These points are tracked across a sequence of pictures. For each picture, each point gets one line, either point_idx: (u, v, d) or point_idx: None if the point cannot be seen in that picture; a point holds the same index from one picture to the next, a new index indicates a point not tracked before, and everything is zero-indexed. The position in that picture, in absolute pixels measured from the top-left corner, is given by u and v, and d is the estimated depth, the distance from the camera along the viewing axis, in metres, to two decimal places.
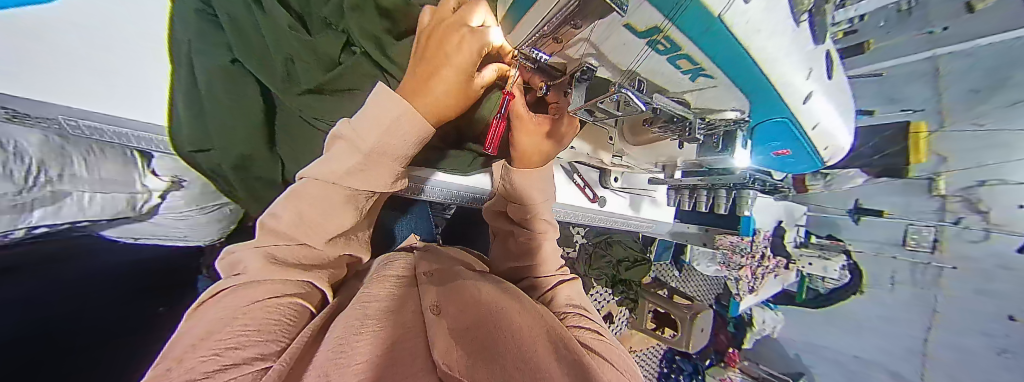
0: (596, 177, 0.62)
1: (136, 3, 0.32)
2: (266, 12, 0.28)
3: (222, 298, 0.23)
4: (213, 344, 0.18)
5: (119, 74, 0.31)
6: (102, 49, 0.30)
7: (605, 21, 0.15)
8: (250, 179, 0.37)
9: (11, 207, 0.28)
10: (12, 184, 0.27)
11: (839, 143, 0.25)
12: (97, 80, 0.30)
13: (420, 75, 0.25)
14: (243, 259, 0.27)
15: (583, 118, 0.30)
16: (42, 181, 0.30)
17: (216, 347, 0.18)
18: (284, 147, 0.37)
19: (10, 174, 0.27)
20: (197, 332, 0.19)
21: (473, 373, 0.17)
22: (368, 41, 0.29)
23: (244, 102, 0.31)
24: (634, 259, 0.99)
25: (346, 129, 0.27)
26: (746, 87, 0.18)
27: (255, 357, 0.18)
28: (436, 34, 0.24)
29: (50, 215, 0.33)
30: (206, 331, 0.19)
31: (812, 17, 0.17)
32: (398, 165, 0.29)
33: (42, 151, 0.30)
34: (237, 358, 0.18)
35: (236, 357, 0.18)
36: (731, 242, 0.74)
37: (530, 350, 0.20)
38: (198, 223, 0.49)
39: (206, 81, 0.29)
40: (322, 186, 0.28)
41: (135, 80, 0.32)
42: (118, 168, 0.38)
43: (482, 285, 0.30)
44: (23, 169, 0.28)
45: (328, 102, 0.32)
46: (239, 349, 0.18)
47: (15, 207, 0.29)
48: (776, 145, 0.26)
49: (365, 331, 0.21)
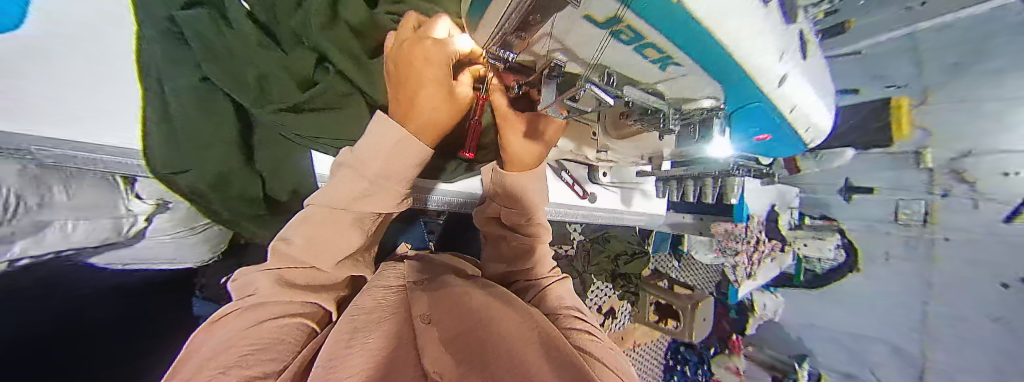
0: (586, 174, 0.62)
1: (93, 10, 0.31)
2: (237, 30, 0.29)
3: (230, 321, 0.23)
4: (219, 362, 0.17)
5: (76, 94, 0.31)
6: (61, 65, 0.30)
7: (564, 13, 0.14)
8: (232, 200, 0.36)
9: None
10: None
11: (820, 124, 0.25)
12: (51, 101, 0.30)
13: (405, 97, 0.26)
14: (253, 281, 0.26)
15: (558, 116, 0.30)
16: (22, 209, 0.29)
17: (223, 365, 0.17)
18: (263, 162, 0.37)
19: None
20: (204, 352, 0.19)
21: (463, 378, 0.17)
22: (340, 56, 0.31)
23: (217, 120, 0.31)
24: (632, 253, 1.04)
25: (352, 156, 0.27)
26: (719, 75, 0.17)
27: (257, 375, 0.17)
28: (404, 56, 0.25)
29: (33, 244, 0.32)
30: (212, 351, 0.19)
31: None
32: (403, 187, 0.29)
33: (19, 182, 0.29)
34: (241, 375, 0.17)
35: (242, 374, 0.17)
36: (726, 229, 0.75)
37: (519, 353, 0.19)
38: (186, 244, 0.47)
39: (176, 100, 0.28)
40: (330, 211, 0.27)
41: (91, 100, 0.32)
42: (98, 193, 0.36)
43: (475, 291, 0.30)
44: (2, 202, 0.27)
45: (307, 119, 0.32)
46: (244, 368, 0.18)
47: (0, 236, 0.28)
48: (754, 130, 0.26)
49: (357, 342, 0.20)
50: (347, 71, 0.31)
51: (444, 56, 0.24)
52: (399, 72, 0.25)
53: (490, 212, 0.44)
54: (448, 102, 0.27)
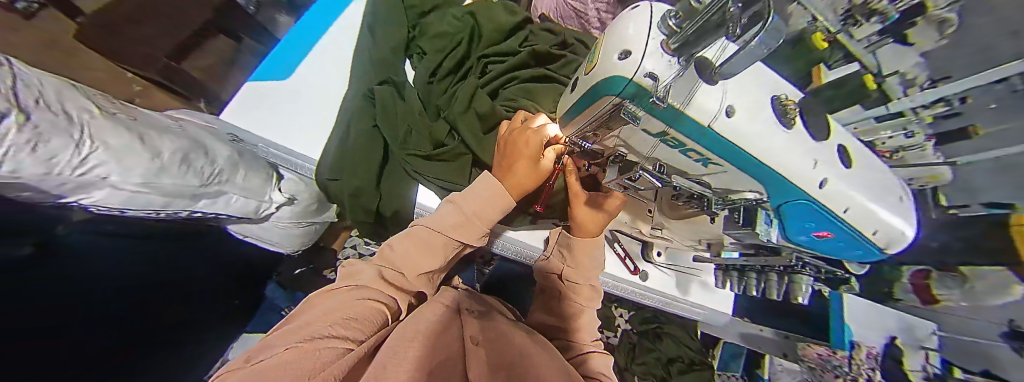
0: (640, 250, 0.61)
1: (325, 89, 0.65)
2: (408, 103, 0.45)
3: (344, 291, 0.30)
4: (326, 321, 0.25)
5: (300, 123, 0.61)
6: (300, 109, 0.62)
7: (628, 126, 0.22)
8: (356, 209, 0.46)
9: (190, 195, 0.46)
10: (195, 179, 0.45)
11: (895, 230, 0.24)
12: (290, 123, 0.61)
13: (503, 160, 0.36)
14: (360, 270, 0.34)
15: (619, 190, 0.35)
16: (214, 182, 0.49)
17: (325, 325, 0.24)
18: (385, 188, 0.46)
19: (198, 172, 0.46)
20: (325, 307, 0.27)
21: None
22: (465, 128, 0.42)
23: (370, 151, 0.45)
24: (691, 360, 0.85)
25: (456, 199, 0.37)
26: (760, 177, 0.22)
27: (347, 336, 0.24)
28: (512, 135, 0.36)
29: (208, 205, 0.51)
30: (327, 311, 0.26)
31: (803, 118, 0.21)
32: (484, 227, 0.36)
33: (225, 164, 0.51)
34: (338, 333, 0.24)
35: (335, 334, 0.23)
36: (818, 355, 0.62)
37: None
38: (291, 232, 0.69)
39: (357, 136, 0.45)
40: (428, 233, 0.35)
41: (306, 126, 0.62)
42: (260, 183, 0.57)
43: (517, 334, 0.31)
44: (208, 172, 0.47)
45: (428, 164, 0.43)
46: (336, 330, 0.24)
47: (192, 195, 0.47)
48: (807, 228, 0.26)
49: (418, 343, 0.24)
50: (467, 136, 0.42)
51: (540, 140, 0.33)
52: (506, 146, 0.36)
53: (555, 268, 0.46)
54: (535, 171, 0.35)
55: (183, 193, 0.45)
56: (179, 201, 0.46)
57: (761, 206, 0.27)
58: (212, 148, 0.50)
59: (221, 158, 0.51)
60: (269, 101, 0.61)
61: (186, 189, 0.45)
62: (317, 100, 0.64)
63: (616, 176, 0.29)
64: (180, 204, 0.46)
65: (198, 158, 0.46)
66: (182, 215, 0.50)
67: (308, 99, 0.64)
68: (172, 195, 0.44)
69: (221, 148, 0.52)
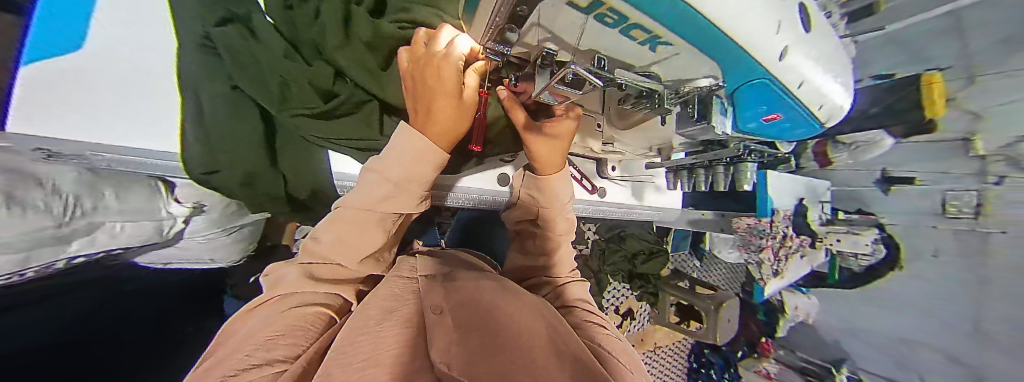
0: (595, 168, 0.61)
1: (139, 34, 0.39)
2: (264, 42, 0.32)
3: (268, 306, 0.25)
4: (247, 346, 0.19)
5: (132, 103, 0.38)
6: (120, 82, 0.38)
7: (548, 2, 0.16)
8: (258, 196, 0.38)
9: (53, 239, 0.31)
10: (51, 219, 0.30)
11: (824, 94, 0.23)
12: (109, 106, 0.37)
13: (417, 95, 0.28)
14: (285, 275, 0.28)
15: (553, 101, 0.31)
16: (79, 215, 0.33)
17: (248, 349, 0.18)
18: (287, 164, 0.39)
19: (49, 209, 0.29)
20: (242, 334, 0.21)
21: (471, 364, 0.16)
22: (355, 69, 0.33)
23: (244, 123, 0.34)
24: (651, 251, 0.99)
25: (377, 165, 0.30)
26: (713, 51, 0.18)
27: (278, 359, 0.18)
28: (416, 60, 0.27)
29: (86, 245, 0.36)
30: (245, 336, 0.20)
31: None
32: (422, 189, 0.31)
33: (74, 186, 0.33)
34: (263, 359, 0.18)
35: (262, 357, 0.18)
36: (748, 225, 0.73)
37: (530, 353, 0.18)
38: (217, 244, 0.54)
39: (212, 107, 0.32)
40: (357, 212, 0.29)
41: (143, 108, 0.38)
42: (145, 200, 0.42)
43: (485, 286, 0.29)
44: (59, 204, 0.31)
45: (324, 126, 0.34)
46: (265, 351, 0.19)
47: (57, 238, 0.31)
48: (762, 111, 0.25)
49: (372, 331, 0.21)
50: (363, 82, 0.34)
51: (454, 66, 0.25)
52: (413, 77, 0.27)
53: (529, 215, 0.44)
54: (457, 104, 0.27)
55: (44, 241, 0.30)
56: (42, 250, 0.31)
57: (714, 92, 0.25)
58: (45, 170, 0.32)
59: (67, 179, 0.33)
60: (42, 80, 0.35)
61: (41, 237, 0.29)
62: (136, 61, 0.39)
63: (549, 83, 0.24)
64: (38, 257, 0.31)
65: (34, 189, 0.28)
66: (44, 268, 0.35)
67: (117, 62, 0.38)
68: (25, 250, 0.28)
69: (57, 168, 0.33)
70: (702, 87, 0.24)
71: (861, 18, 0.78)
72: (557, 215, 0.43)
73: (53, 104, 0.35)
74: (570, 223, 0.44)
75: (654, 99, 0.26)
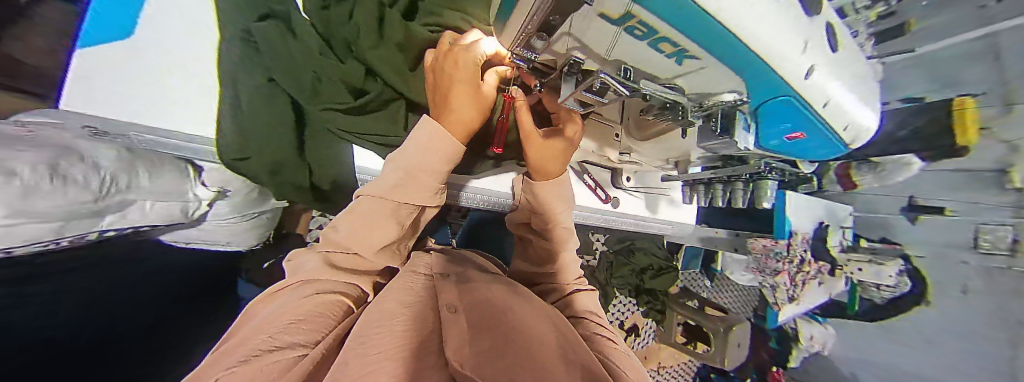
0: (608, 178, 0.61)
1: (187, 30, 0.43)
2: (301, 40, 0.34)
3: (291, 289, 0.25)
4: (269, 328, 0.19)
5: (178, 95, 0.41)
6: (169, 74, 0.41)
7: (581, 13, 0.16)
8: (284, 185, 0.40)
9: (89, 213, 0.32)
10: (90, 193, 0.31)
11: (852, 116, 0.23)
12: (157, 97, 0.40)
13: (438, 90, 0.30)
14: (308, 260, 0.29)
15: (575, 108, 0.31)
16: (113, 191, 0.35)
17: (271, 331, 0.19)
18: (312, 156, 0.41)
19: (89, 184, 0.31)
20: (267, 314, 0.21)
21: (483, 366, 0.17)
22: (385, 68, 0.34)
23: (277, 115, 0.36)
24: (659, 267, 0.98)
25: (396, 157, 0.30)
26: (739, 66, 0.18)
27: (298, 343, 0.19)
28: (441, 60, 0.29)
29: (118, 220, 0.38)
30: (270, 316, 0.21)
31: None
32: (436, 180, 0.31)
33: (113, 165, 0.35)
34: (285, 342, 0.18)
35: (284, 341, 0.18)
36: (764, 245, 0.71)
37: (542, 359, 0.19)
38: (238, 228, 0.57)
39: (249, 98, 0.34)
40: (372, 202, 0.30)
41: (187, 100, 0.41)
42: (176, 180, 0.43)
43: (497, 288, 0.30)
44: (98, 180, 0.32)
45: (349, 120, 0.36)
46: (286, 334, 0.19)
47: (92, 212, 0.33)
48: (786, 128, 0.25)
49: (387, 324, 0.21)
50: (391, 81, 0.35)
51: (472, 57, 0.28)
52: (438, 77, 0.29)
53: (524, 218, 0.45)
54: (472, 98, 0.29)
55: (80, 214, 0.31)
56: (80, 221, 0.32)
57: (737, 109, 0.25)
58: (85, 148, 0.33)
59: (106, 158, 0.34)
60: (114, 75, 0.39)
61: (77, 210, 0.30)
62: (180, 55, 0.42)
63: (574, 90, 0.25)
64: (75, 228, 0.33)
65: (75, 165, 0.30)
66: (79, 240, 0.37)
67: (171, 58, 0.42)
68: (60, 222, 0.29)
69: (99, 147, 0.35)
70: (727, 103, 0.24)
71: (888, 39, 0.77)
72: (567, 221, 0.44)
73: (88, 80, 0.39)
74: (567, 230, 0.43)
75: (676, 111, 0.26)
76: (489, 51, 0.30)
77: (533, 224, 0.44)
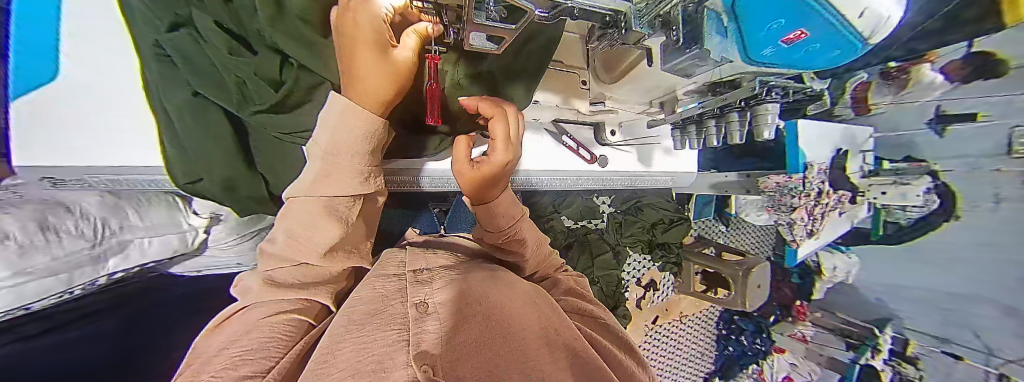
0: (593, 135, 0.57)
1: (104, 54, 0.37)
2: (207, 41, 0.29)
3: (239, 317, 0.25)
4: (212, 366, 0.18)
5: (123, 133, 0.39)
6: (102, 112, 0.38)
7: None
8: (242, 198, 0.39)
9: (90, 258, 0.37)
10: (85, 240, 0.36)
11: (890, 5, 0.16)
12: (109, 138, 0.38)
13: (346, 65, 0.24)
14: (252, 284, 0.28)
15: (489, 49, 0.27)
16: (107, 234, 0.39)
17: (216, 369, 0.18)
18: (265, 165, 0.39)
19: (80, 233, 0.36)
20: (211, 349, 0.21)
21: (455, 367, 0.17)
22: (297, 47, 0.28)
23: (213, 131, 0.33)
24: (669, 220, 0.95)
25: (321, 142, 0.26)
26: None
27: (248, 375, 0.18)
28: (343, 24, 0.23)
29: (123, 261, 0.42)
30: (212, 353, 0.20)
31: None
32: (360, 160, 0.27)
33: (101, 210, 0.39)
34: (232, 377, 0.17)
35: (232, 375, 0.17)
36: (777, 183, 0.67)
37: (524, 359, 0.19)
38: (242, 249, 0.57)
39: (179, 116, 0.32)
40: (306, 198, 0.28)
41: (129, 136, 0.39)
42: (165, 213, 0.46)
43: (475, 277, 0.29)
44: (89, 227, 0.37)
45: (284, 119, 0.32)
46: (233, 369, 0.18)
47: (94, 258, 0.38)
48: (779, 25, 0.18)
49: (353, 337, 0.20)
50: (306, 62, 0.29)
51: (372, 17, 0.21)
52: (344, 53, 0.24)
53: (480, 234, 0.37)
54: (386, 71, 0.24)
55: (83, 262, 0.36)
56: (84, 269, 0.37)
57: (703, 7, 0.22)
58: (70, 199, 0.38)
59: (93, 209, 0.39)
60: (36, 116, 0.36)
61: (75, 258, 0.35)
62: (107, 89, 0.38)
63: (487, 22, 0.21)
64: (82, 276, 0.37)
65: (61, 218, 0.34)
66: (94, 284, 0.40)
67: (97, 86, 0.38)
68: (64, 271, 0.34)
69: (84, 197, 0.40)
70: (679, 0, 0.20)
71: None
72: (528, 234, 0.37)
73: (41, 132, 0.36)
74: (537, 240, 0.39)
75: (618, 25, 0.25)
76: (395, 5, 0.22)
77: (487, 239, 0.36)
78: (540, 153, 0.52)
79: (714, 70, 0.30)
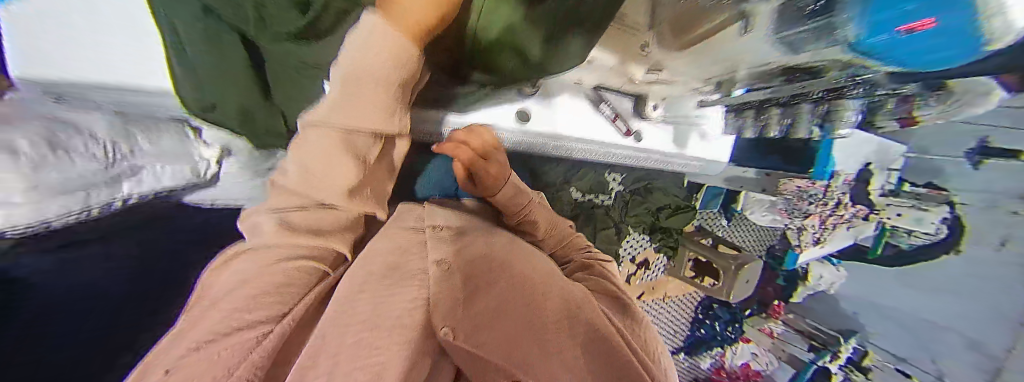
0: (630, 106, 0.55)
1: None
2: None
3: (247, 259, 0.25)
4: (224, 309, 0.19)
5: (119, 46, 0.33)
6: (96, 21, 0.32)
7: None
8: (257, 131, 0.39)
9: (108, 180, 0.33)
10: (97, 161, 0.31)
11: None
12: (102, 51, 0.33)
13: None
14: (263, 223, 0.27)
15: None
16: (119, 157, 0.34)
17: (228, 310, 0.19)
18: (282, 100, 0.37)
19: (91, 153, 0.30)
20: (222, 289, 0.22)
21: (475, 334, 0.19)
22: None
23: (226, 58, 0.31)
24: (677, 206, 0.95)
25: (346, 62, 0.24)
26: None
27: (258, 321, 0.19)
28: None
29: (135, 187, 0.37)
30: (224, 294, 0.20)
31: None
32: (387, 94, 0.25)
33: (106, 129, 0.34)
34: (244, 322, 0.18)
35: (243, 320, 0.18)
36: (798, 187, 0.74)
37: (540, 323, 0.21)
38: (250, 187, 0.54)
39: (186, 33, 0.29)
40: (326, 130, 0.26)
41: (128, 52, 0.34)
42: (174, 141, 0.42)
43: (494, 240, 0.30)
44: (100, 148, 0.31)
45: (308, 49, 0.30)
46: (246, 312, 0.19)
47: (111, 180, 0.33)
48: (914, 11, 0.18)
49: (373, 289, 0.20)
50: None
51: None
52: None
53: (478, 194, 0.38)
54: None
55: (97, 184, 0.31)
56: (102, 191, 0.32)
57: None
58: (68, 113, 0.32)
59: (94, 125, 0.33)
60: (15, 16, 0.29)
61: (91, 180, 0.30)
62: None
63: None
64: (101, 199, 0.32)
65: (61, 132, 0.28)
66: (108, 209, 0.35)
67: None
68: (83, 193, 0.29)
69: (74, 111, 0.32)
70: None
71: None
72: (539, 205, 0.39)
73: (41, 47, 0.30)
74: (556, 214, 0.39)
75: None
76: None
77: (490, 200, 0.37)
78: (576, 119, 0.50)
79: (816, 50, 0.31)
